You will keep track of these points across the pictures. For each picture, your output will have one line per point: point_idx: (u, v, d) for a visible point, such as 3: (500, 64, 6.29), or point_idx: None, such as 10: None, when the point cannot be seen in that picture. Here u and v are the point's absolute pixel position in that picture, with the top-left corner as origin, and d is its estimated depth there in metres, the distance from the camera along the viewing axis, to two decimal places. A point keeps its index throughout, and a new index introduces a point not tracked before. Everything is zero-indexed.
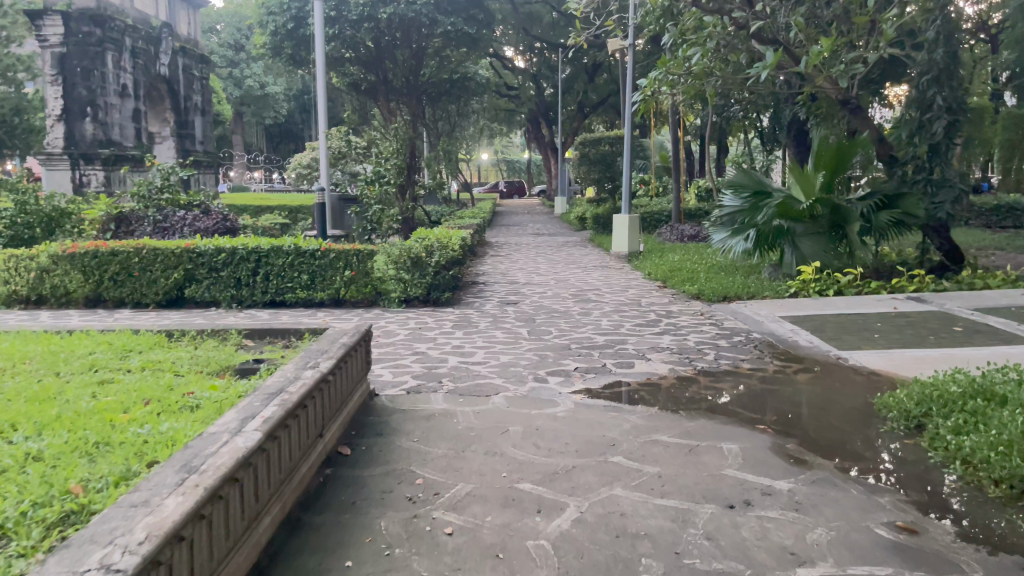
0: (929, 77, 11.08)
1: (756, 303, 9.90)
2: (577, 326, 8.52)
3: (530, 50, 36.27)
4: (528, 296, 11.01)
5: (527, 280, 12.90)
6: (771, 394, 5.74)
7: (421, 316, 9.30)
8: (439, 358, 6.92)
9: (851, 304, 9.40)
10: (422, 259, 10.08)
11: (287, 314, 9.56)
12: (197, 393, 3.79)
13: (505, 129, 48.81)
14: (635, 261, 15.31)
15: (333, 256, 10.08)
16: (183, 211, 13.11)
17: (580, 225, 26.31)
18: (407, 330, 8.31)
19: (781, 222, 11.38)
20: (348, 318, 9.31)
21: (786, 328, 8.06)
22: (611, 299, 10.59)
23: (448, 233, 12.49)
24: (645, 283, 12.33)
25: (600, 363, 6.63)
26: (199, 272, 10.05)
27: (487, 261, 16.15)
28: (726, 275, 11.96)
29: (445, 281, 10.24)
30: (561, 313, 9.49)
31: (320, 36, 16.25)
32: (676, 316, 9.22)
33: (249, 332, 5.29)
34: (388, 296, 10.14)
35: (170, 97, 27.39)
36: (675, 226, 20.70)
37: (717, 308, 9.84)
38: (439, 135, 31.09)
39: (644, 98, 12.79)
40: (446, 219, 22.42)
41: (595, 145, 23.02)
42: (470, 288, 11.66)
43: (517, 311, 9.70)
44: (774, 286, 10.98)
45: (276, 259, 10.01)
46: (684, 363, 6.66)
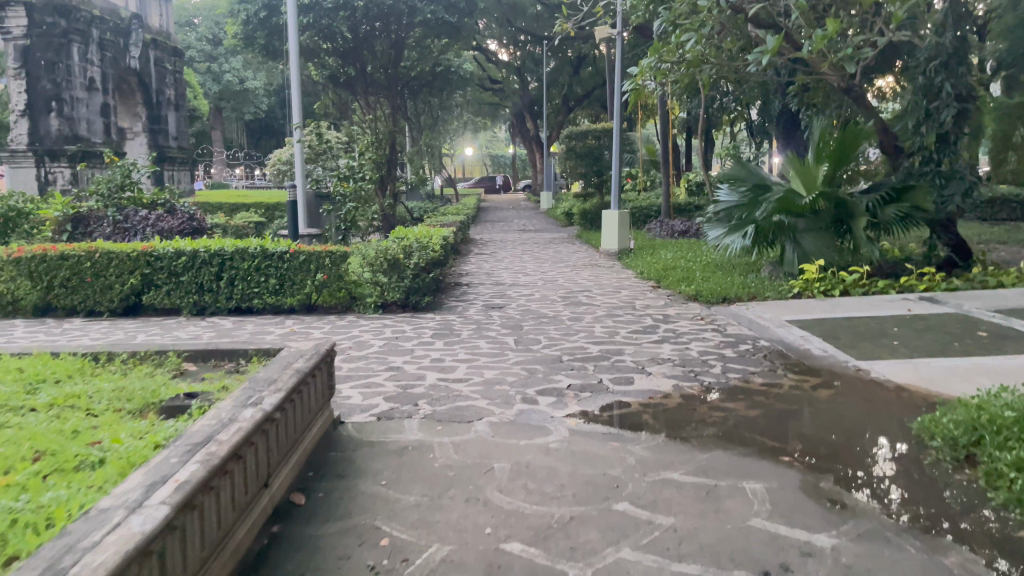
0: (937, 64, 10.48)
1: (758, 306, 9.25)
2: (568, 334, 7.81)
3: (514, 43, 35.54)
4: (514, 299, 10.30)
5: (513, 281, 12.19)
6: (792, 417, 5.08)
7: (398, 324, 8.57)
8: (415, 375, 6.19)
9: (861, 307, 8.76)
10: (399, 261, 9.41)
11: (253, 323, 8.79)
12: (104, 442, 3.04)
13: (489, 123, 48.09)
14: (627, 259, 14.66)
15: (303, 258, 9.35)
16: (145, 210, 12.27)
17: (567, 220, 25.67)
18: (382, 341, 7.57)
19: (781, 216, 10.73)
20: (319, 326, 8.56)
21: (796, 335, 7.41)
22: (602, 302, 9.89)
23: (429, 232, 11.76)
24: (638, 283, 11.65)
25: (596, 379, 5.93)
26: (158, 278, 9.27)
27: (471, 260, 15.42)
28: (723, 274, 11.30)
29: (425, 285, 9.52)
30: (550, 319, 8.78)
31: (293, 25, 15.44)
32: (674, 320, 8.53)
33: (190, 355, 4.53)
34: (363, 301, 9.41)
35: (141, 91, 26.43)
36: (665, 222, 20.08)
37: (718, 311, 9.16)
38: (421, 128, 30.29)
39: (634, 87, 12.10)
40: (429, 215, 21.69)
41: (582, 138, 22.34)
42: (452, 291, 10.93)
43: (503, 317, 8.99)
44: (776, 287, 10.33)
45: (241, 263, 9.25)
46: (690, 379, 5.98)
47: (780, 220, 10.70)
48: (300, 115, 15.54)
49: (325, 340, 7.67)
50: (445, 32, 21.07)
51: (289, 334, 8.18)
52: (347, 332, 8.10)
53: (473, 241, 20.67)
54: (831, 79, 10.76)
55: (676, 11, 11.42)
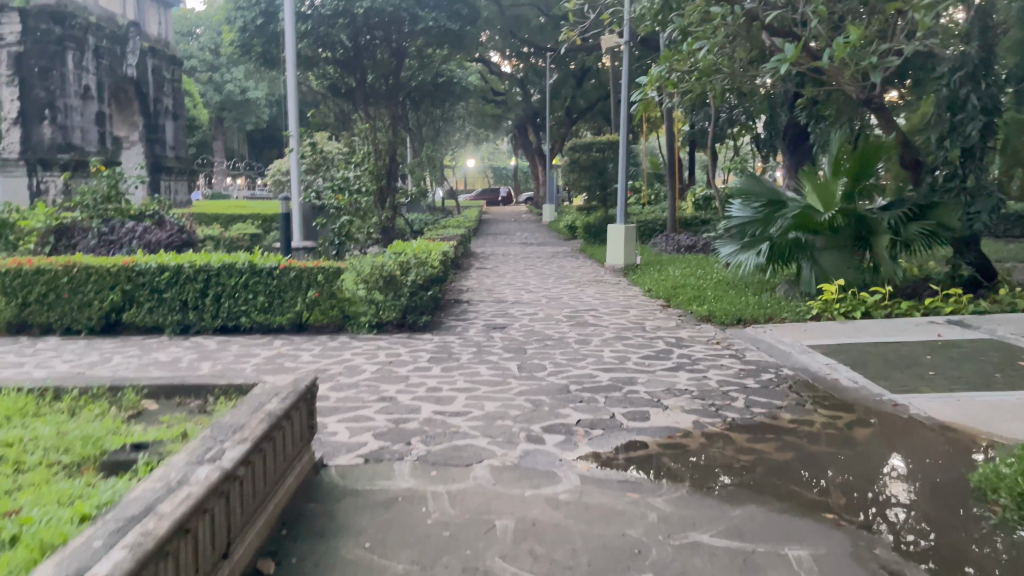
0: (962, 74, 10.00)
1: (777, 329, 8.72)
2: (575, 359, 7.26)
3: (517, 55, 35.20)
4: (517, 318, 9.76)
5: (516, 298, 11.67)
6: (829, 462, 4.54)
7: (394, 345, 8.03)
8: (409, 407, 5.64)
9: (887, 331, 8.22)
10: (396, 278, 8.89)
11: (239, 343, 8.26)
12: (23, 515, 2.51)
13: (492, 135, 47.77)
14: (633, 275, 14.14)
15: (293, 275, 8.81)
16: (132, 222, 11.75)
17: (571, 234, 25.15)
18: (375, 366, 7.02)
19: (798, 233, 10.23)
20: (309, 347, 8.02)
21: (822, 362, 6.87)
22: (611, 322, 9.34)
23: (429, 246, 11.25)
24: (647, 302, 11.13)
25: (607, 414, 5.39)
26: (140, 294, 8.75)
27: (473, 275, 14.92)
28: (736, 294, 10.78)
29: (423, 303, 9.01)
30: (556, 341, 8.24)
31: (290, 32, 14.99)
32: (688, 344, 7.98)
33: (152, 390, 4.00)
34: (357, 321, 8.89)
35: (138, 100, 26.03)
36: (670, 237, 19.61)
37: (733, 334, 8.63)
38: (422, 139, 29.87)
39: (643, 97, 11.57)
40: (429, 228, 21.19)
41: (586, 150, 21.85)
42: (452, 309, 10.41)
43: (505, 339, 8.46)
44: (793, 307, 9.79)
45: (228, 279, 8.73)
46: (711, 415, 5.43)
47: (797, 238, 10.21)
48: (297, 126, 15.07)
49: (315, 365, 7.13)
50: (447, 41, 20.66)
51: (277, 355, 7.64)
52: (340, 355, 7.56)
53: (474, 255, 20.15)
54: (850, 90, 10.30)
55: (688, 18, 10.94)
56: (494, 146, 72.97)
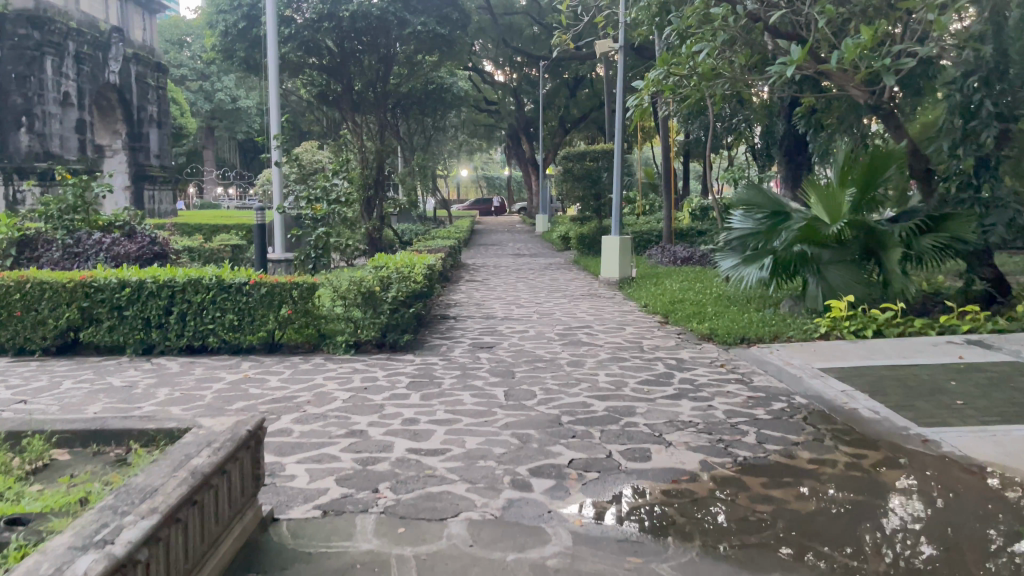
0: (977, 78, 9.47)
1: (785, 349, 8.14)
2: (567, 384, 6.66)
3: (510, 65, 34.79)
4: (506, 337, 9.16)
5: (506, 314, 11.07)
6: (862, 514, 3.94)
7: (371, 368, 7.41)
8: (380, 444, 5.02)
9: (903, 353, 7.64)
10: (375, 294, 8.30)
11: (203, 365, 7.62)
12: None
13: (485, 145, 47.29)
14: (629, 289, 13.56)
15: (264, 291, 8.18)
16: (100, 233, 11.11)
17: (564, 244, 24.61)
18: (348, 393, 6.39)
19: (804, 246, 9.69)
20: (279, 370, 7.40)
21: (838, 389, 6.27)
22: (606, 341, 8.74)
23: (413, 259, 10.66)
24: (643, 318, 10.57)
25: (603, 452, 4.80)
26: (99, 311, 8.11)
27: (462, 289, 14.34)
28: (738, 310, 10.22)
29: (404, 321, 8.42)
30: (547, 363, 7.64)
31: (272, 36, 14.47)
32: (690, 367, 7.38)
33: (66, 437, 3.41)
34: (333, 341, 8.29)
35: (121, 107, 25.42)
36: (666, 248, 19.11)
37: (738, 355, 8.04)
38: (413, 148, 29.29)
39: (639, 103, 11.04)
40: (418, 239, 20.58)
41: (580, 159, 21.26)
42: (438, 326, 9.82)
43: (492, 360, 7.87)
44: (800, 325, 9.21)
45: (193, 296, 8.10)
46: (720, 453, 4.83)
47: (803, 251, 9.67)
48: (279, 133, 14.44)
49: (283, 392, 6.51)
50: (436, 45, 20.10)
51: (242, 379, 7.02)
52: (311, 380, 6.94)
53: (464, 266, 19.56)
54: (856, 95, 9.79)
55: (687, 20, 10.43)
56: (487, 157, 72.54)
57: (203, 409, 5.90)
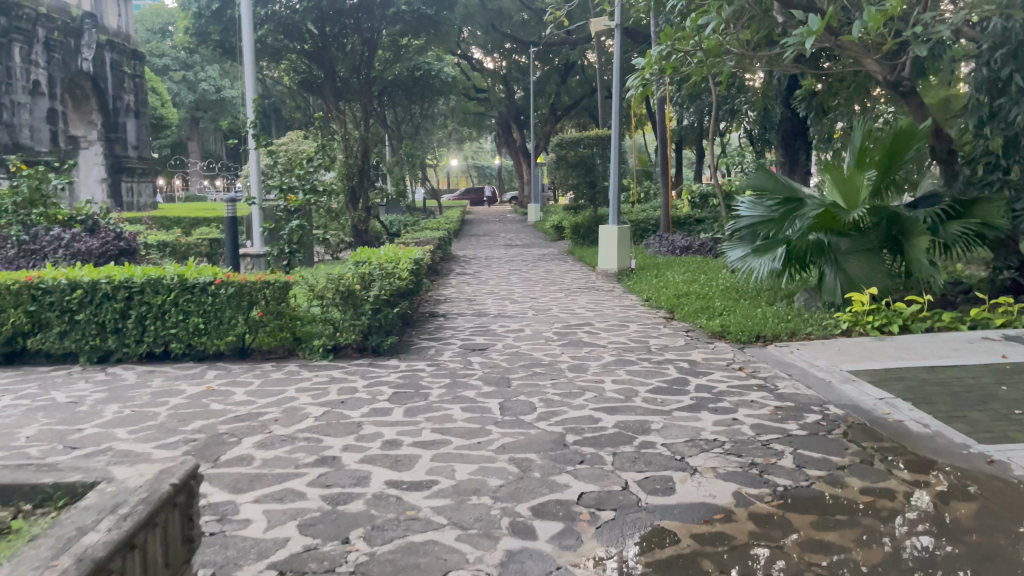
0: (1006, 52, 8.57)
1: (806, 348, 7.44)
2: (570, 393, 5.91)
3: (500, 51, 33.99)
4: (500, 337, 8.41)
5: (500, 310, 10.33)
6: (939, 564, 3.22)
7: (351, 377, 6.64)
8: (354, 476, 4.26)
9: (939, 352, 6.93)
10: (356, 292, 7.53)
11: (162, 375, 6.83)
12: None
13: (475, 133, 46.50)
14: (629, 282, 12.85)
15: (231, 291, 7.40)
16: (59, 228, 10.27)
17: (558, 234, 23.90)
18: (321, 409, 5.62)
19: (820, 235, 8.99)
20: (248, 380, 6.63)
21: (877, 396, 5.55)
22: (609, 342, 7.99)
23: (398, 252, 9.90)
24: (647, 314, 9.85)
25: (618, 483, 4.07)
26: (47, 316, 7.30)
27: (452, 283, 13.62)
28: (749, 304, 9.50)
29: (387, 323, 7.67)
30: (547, 368, 6.89)
31: (246, 15, 13.67)
32: (706, 371, 6.64)
33: None
34: (309, 345, 7.53)
35: (95, 96, 24.50)
36: (664, 237, 18.45)
37: (757, 354, 7.32)
38: (401, 137, 28.46)
39: (641, 84, 10.37)
40: (406, 230, 19.79)
41: (574, 146, 20.46)
42: (425, 326, 9.08)
43: (485, 364, 7.13)
44: (819, 320, 8.49)
45: (153, 298, 7.29)
46: (755, 482, 4.10)
47: (819, 239, 8.98)
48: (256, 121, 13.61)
49: (248, 408, 5.73)
50: (421, 27, 19.31)
51: (206, 392, 6.24)
52: (282, 392, 6.17)
53: (455, 259, 18.80)
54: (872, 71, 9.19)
55: None
56: (478, 146, 71.71)
57: (152, 432, 5.11)
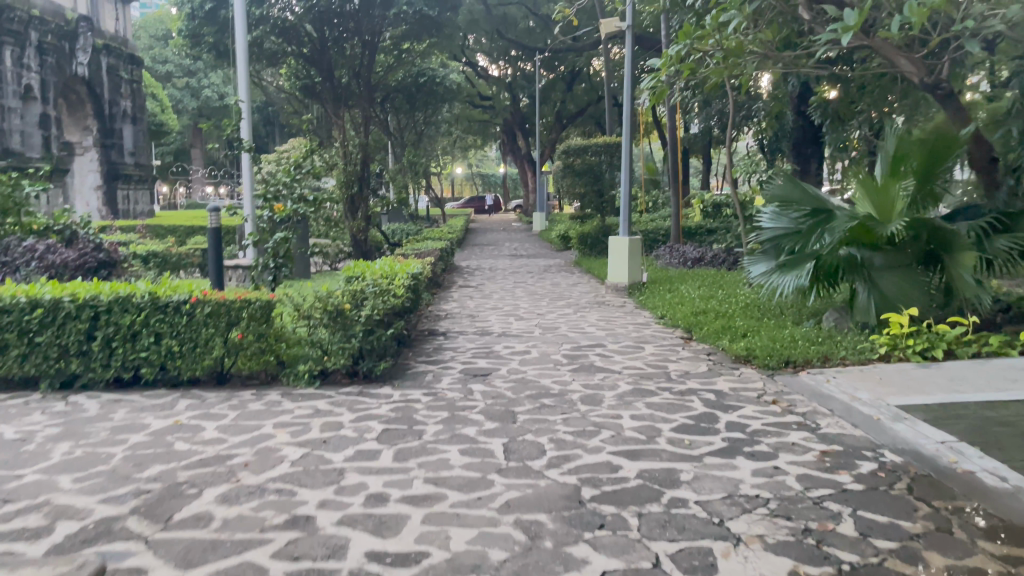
0: None
1: (844, 376, 6.72)
2: (584, 433, 5.19)
3: (505, 57, 33.46)
4: (504, 360, 7.68)
5: (504, 328, 9.63)
6: None
7: (337, 410, 5.93)
8: (328, 546, 3.54)
9: (995, 383, 6.21)
10: (346, 313, 6.85)
11: (128, 406, 6.14)
12: None
13: (479, 141, 46.01)
14: (641, 297, 12.16)
15: (209, 310, 6.71)
16: (33, 239, 9.61)
17: (564, 244, 23.25)
18: (299, 450, 4.90)
19: (852, 250, 8.29)
20: (223, 412, 5.93)
21: (938, 440, 4.82)
22: (624, 367, 7.26)
23: (394, 265, 9.23)
24: (663, 334, 9.13)
25: (646, 561, 3.34)
26: (4, 337, 6.61)
27: (454, 296, 12.95)
28: (774, 325, 8.78)
29: (380, 346, 6.96)
30: (556, 399, 6.16)
31: (239, 14, 13.07)
32: (735, 404, 5.91)
33: None
34: (293, 370, 6.82)
35: (90, 102, 23.91)
36: (675, 248, 17.81)
37: (788, 384, 6.60)
38: (404, 144, 27.88)
39: (655, 84, 9.74)
40: (408, 240, 19.17)
41: (581, 154, 19.74)
42: (423, 347, 8.37)
43: (488, 393, 6.41)
44: (854, 343, 7.76)
45: (121, 318, 6.59)
46: (813, 557, 3.38)
47: (852, 255, 8.28)
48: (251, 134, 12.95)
49: (217, 448, 5.02)
50: (423, 29, 18.76)
51: (174, 426, 5.54)
52: (259, 428, 5.46)
53: (458, 270, 18.11)
54: (907, 72, 8.57)
55: None
56: (482, 154, 71.32)
57: (100, 481, 4.40)
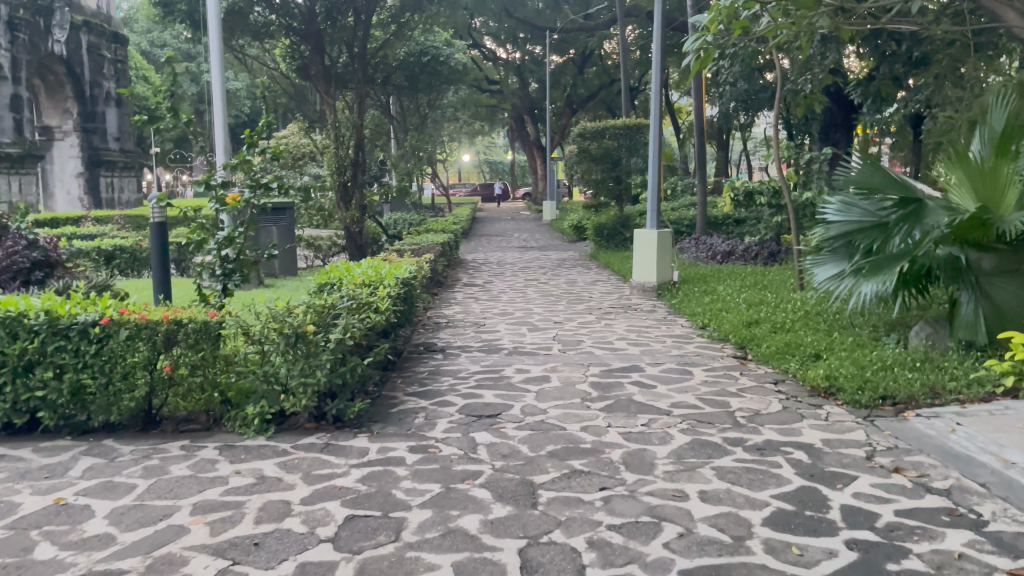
0: None
1: (970, 421, 5.02)
2: (640, 533, 3.53)
3: (512, 40, 31.76)
4: (517, 393, 6.02)
5: (515, 341, 8.00)
6: None
7: (289, 480, 4.29)
8: None
9: None
10: (308, 336, 5.22)
11: (7, 469, 4.51)
12: None
13: (486, 128, 44.34)
14: (673, 300, 10.54)
15: (128, 336, 5.05)
16: None
17: (577, 235, 21.66)
18: (214, 565, 3.27)
19: (953, 249, 6.64)
20: (130, 482, 4.31)
21: None
22: (673, 406, 5.59)
23: (382, 268, 7.58)
24: (711, 352, 7.46)
25: None
26: None
27: (457, 298, 11.37)
28: (849, 339, 7.16)
29: (353, 381, 5.32)
30: (590, 461, 4.49)
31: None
32: (843, 472, 4.22)
33: None
34: (241, 414, 5.19)
35: (70, 83, 22.24)
36: (701, 241, 16.25)
37: (902, 438, 4.81)
38: (407, 129, 26.24)
39: (702, 46, 8.30)
40: (409, 232, 17.58)
41: (598, 137, 17.95)
42: (415, 372, 6.74)
43: (498, 448, 4.76)
44: (965, 369, 6.07)
45: (8, 346, 4.95)
46: None
47: (953, 255, 6.63)
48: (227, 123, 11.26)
49: (94, 557, 3.38)
50: None
51: (51, 510, 3.91)
52: (169, 515, 3.82)
53: (462, 265, 16.50)
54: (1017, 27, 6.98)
55: None
56: (489, 141, 69.69)
57: None
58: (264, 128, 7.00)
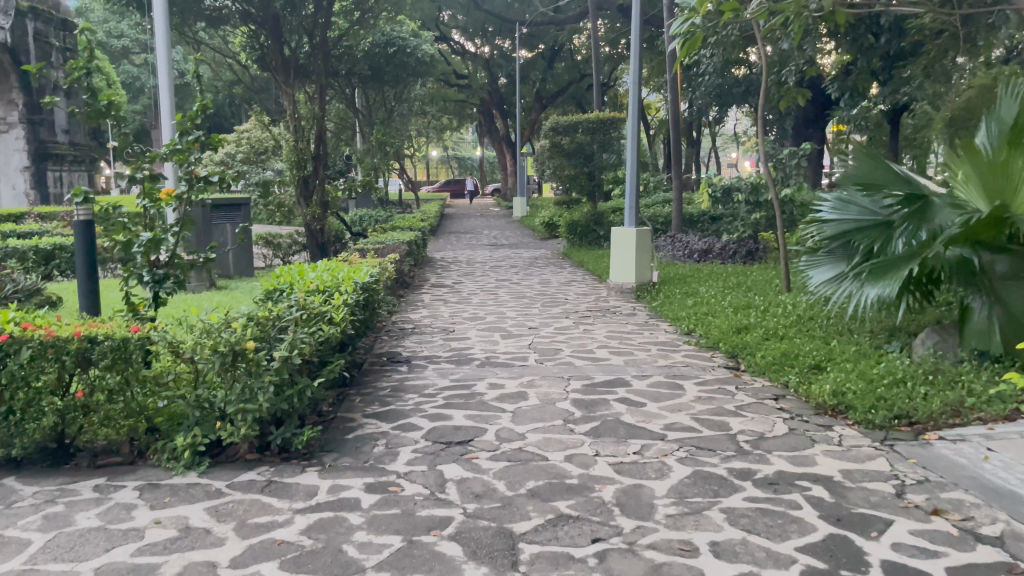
0: None
1: (1004, 446, 4.44)
2: None
3: (481, 33, 30.99)
4: (490, 414, 5.33)
5: (486, 351, 7.30)
6: None
7: (220, 531, 3.57)
8: None
9: None
10: (248, 353, 4.48)
11: None
12: None
13: (455, 122, 43.57)
14: (653, 302, 9.91)
15: (31, 355, 4.26)
16: None
17: (548, 232, 21.02)
18: None
19: (964, 250, 6.08)
20: (24, 537, 3.56)
21: None
22: (667, 429, 4.95)
23: (339, 271, 6.84)
24: (700, 363, 6.84)
25: None
26: None
27: (424, 301, 10.66)
28: (850, 347, 6.60)
29: (299, 405, 4.60)
30: (578, 502, 3.83)
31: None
32: (873, 514, 3.62)
33: None
34: (170, 445, 4.44)
35: (14, 72, 20.95)
36: (677, 239, 15.70)
37: (931, 469, 4.20)
38: (372, 123, 25.38)
39: (688, 29, 7.68)
40: (374, 229, 16.82)
41: (570, 131, 17.32)
42: (376, 388, 6.01)
43: (470, 486, 4.07)
44: (983, 381, 5.49)
45: None
46: None
47: (964, 257, 6.06)
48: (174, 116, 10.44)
49: None
50: None
51: None
52: None
53: (429, 263, 15.75)
54: None
55: None
56: (457, 137, 68.88)
57: None
58: (204, 113, 6.15)
